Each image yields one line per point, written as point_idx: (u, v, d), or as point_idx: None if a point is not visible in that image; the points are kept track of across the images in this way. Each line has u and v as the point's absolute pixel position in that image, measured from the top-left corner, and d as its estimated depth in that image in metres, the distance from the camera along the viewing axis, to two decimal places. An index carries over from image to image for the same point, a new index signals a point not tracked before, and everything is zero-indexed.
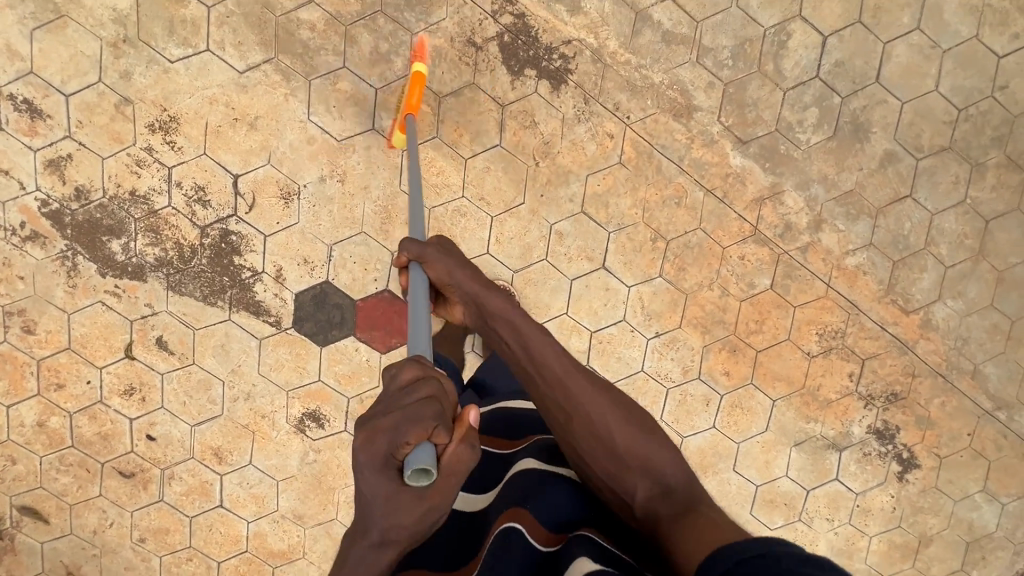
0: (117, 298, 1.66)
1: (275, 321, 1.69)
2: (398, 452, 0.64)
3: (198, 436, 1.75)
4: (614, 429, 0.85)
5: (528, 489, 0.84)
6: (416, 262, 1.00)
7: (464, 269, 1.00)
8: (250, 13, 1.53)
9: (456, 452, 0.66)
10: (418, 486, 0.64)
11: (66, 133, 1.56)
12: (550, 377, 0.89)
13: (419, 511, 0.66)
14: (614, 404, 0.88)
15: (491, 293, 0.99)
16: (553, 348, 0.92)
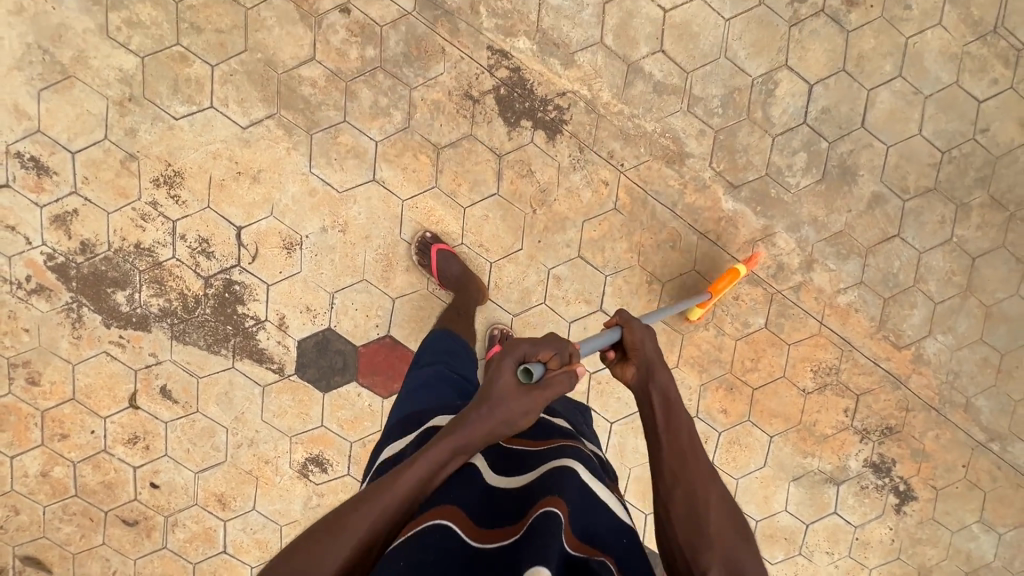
0: (122, 348, 1.68)
1: (278, 368, 1.71)
2: (528, 357, 0.93)
3: (201, 483, 1.76)
4: (714, 516, 0.86)
5: (570, 485, 0.84)
6: (620, 325, 1.08)
7: (656, 344, 1.03)
8: (253, 71, 1.56)
9: (560, 376, 0.93)
10: (524, 385, 0.91)
11: (72, 189, 1.59)
12: (676, 449, 0.92)
13: (521, 409, 0.91)
14: (723, 501, 0.88)
15: (667, 369, 1.00)
16: (688, 426, 0.94)
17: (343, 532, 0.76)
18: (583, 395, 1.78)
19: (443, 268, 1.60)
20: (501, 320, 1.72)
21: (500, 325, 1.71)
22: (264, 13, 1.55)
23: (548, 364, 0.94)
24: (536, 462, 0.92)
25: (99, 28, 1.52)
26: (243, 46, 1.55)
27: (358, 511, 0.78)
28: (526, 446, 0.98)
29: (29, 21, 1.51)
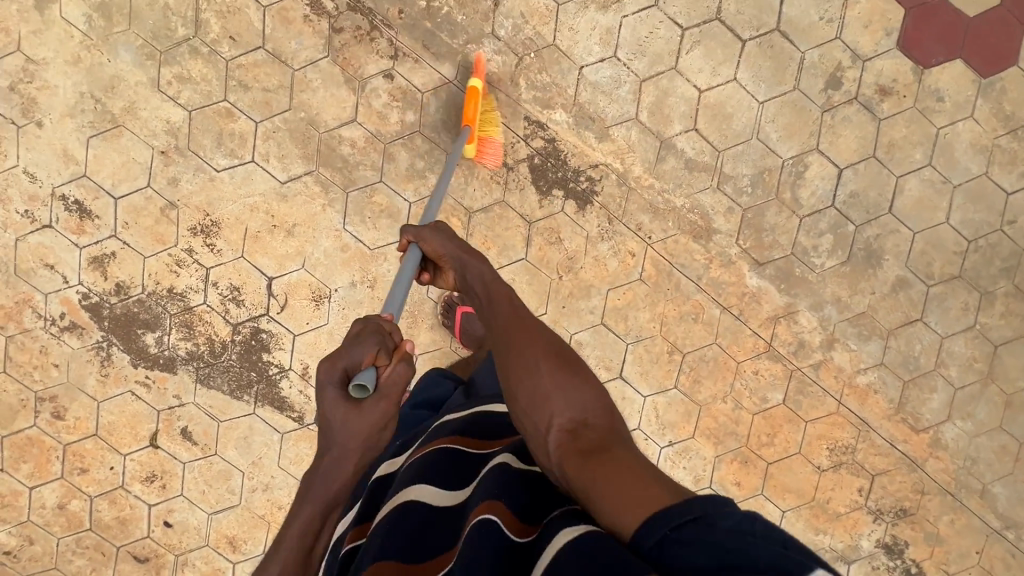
0: (147, 388, 1.71)
1: (298, 416, 1.73)
2: (350, 370, 0.80)
3: (214, 525, 1.77)
4: (548, 370, 0.86)
5: (506, 477, 0.81)
6: (416, 243, 1.11)
7: (454, 241, 1.09)
8: (296, 129, 1.61)
9: (395, 370, 0.81)
10: (362, 401, 0.79)
11: (112, 232, 1.63)
12: (502, 319, 0.96)
13: (371, 426, 0.79)
14: (552, 349, 0.90)
15: (473, 258, 1.06)
16: (508, 300, 0.99)
17: None
18: None
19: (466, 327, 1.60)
20: None
21: None
22: (309, 75, 1.59)
23: (378, 367, 0.81)
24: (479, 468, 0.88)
25: (151, 81, 1.57)
26: (287, 106, 1.60)
27: None
28: (474, 449, 0.94)
29: (84, 72, 1.56)
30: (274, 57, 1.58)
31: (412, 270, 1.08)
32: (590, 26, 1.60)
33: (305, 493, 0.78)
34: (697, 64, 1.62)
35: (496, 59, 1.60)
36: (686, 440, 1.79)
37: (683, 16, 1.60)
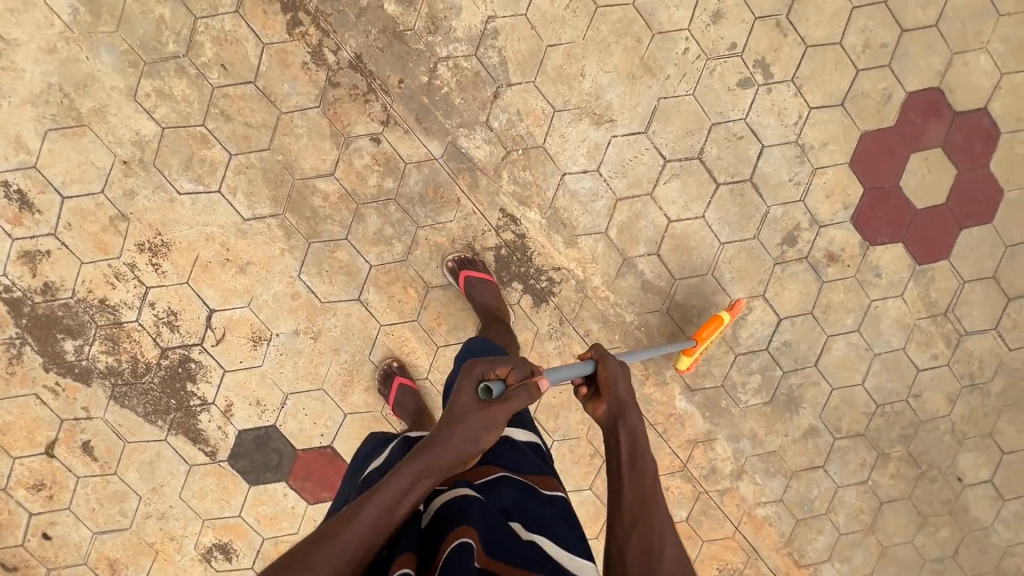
0: (54, 395, 1.63)
1: (210, 451, 1.69)
2: (485, 374, 0.92)
3: (97, 545, 1.70)
4: (667, 568, 0.85)
5: (472, 506, 0.82)
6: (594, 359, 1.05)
7: (629, 382, 1.03)
8: (270, 170, 1.58)
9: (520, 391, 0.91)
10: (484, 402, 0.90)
11: (52, 231, 1.56)
12: (639, 487, 0.93)
13: (479, 423, 0.88)
14: (678, 556, 0.89)
15: (638, 411, 1.00)
16: (654, 486, 0.94)
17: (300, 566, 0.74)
18: None
19: (399, 402, 1.61)
20: None
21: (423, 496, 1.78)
22: (296, 122, 1.57)
23: (506, 380, 0.93)
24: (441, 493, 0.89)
25: (128, 88, 1.52)
26: (266, 145, 1.57)
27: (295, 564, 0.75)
28: None
29: (57, 63, 1.49)
30: (263, 96, 1.55)
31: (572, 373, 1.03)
32: (580, 138, 1.65)
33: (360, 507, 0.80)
34: (672, 195, 1.70)
35: (484, 148, 1.63)
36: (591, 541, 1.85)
37: (667, 148, 1.68)
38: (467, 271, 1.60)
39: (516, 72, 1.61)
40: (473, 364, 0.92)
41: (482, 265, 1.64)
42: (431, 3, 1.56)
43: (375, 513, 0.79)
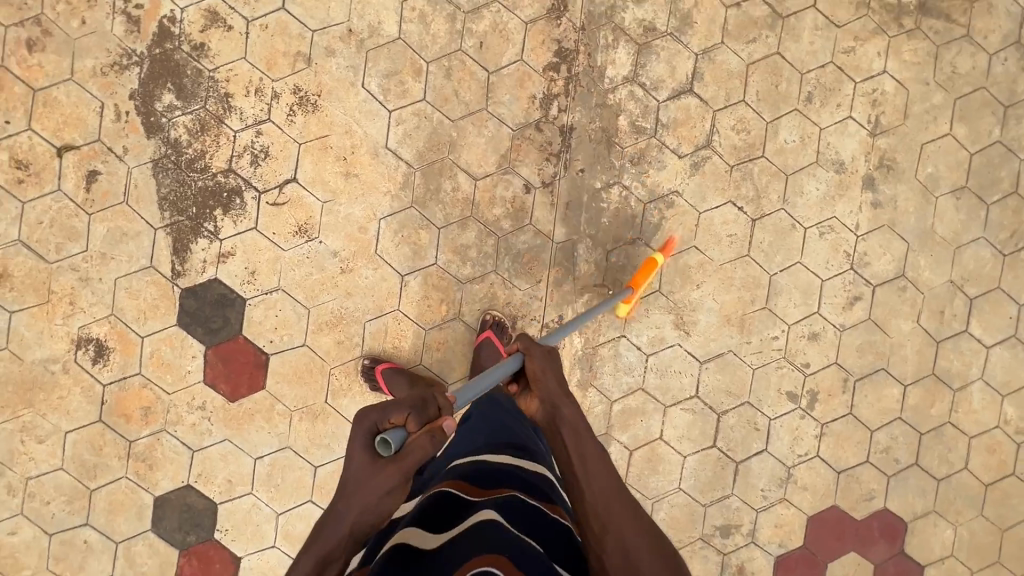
0: (115, 118, 1.62)
1: (177, 271, 1.66)
2: (379, 426, 0.78)
3: (10, 250, 1.62)
4: None
5: (495, 537, 0.80)
6: (519, 351, 1.05)
7: (557, 375, 1.03)
8: (438, 135, 1.68)
9: (422, 440, 0.77)
10: (381, 459, 0.76)
11: (248, 17, 1.62)
12: (594, 481, 0.92)
13: (378, 482, 0.76)
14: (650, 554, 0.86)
15: (569, 403, 0.99)
16: (609, 480, 0.92)
17: None
18: None
19: (390, 387, 1.62)
20: (300, 464, 1.73)
21: (299, 478, 1.73)
22: (487, 125, 1.69)
23: (408, 432, 0.78)
24: (467, 511, 0.88)
25: None
26: (452, 117, 1.68)
27: None
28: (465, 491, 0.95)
29: None
30: (485, 88, 1.68)
31: (512, 368, 1.03)
32: (656, 323, 1.79)
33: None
34: (678, 421, 1.81)
35: (589, 265, 1.75)
36: None
37: (704, 387, 1.81)
38: (490, 332, 1.66)
39: (657, 241, 1.77)
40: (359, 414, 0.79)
41: (506, 337, 1.70)
42: (650, 144, 1.74)
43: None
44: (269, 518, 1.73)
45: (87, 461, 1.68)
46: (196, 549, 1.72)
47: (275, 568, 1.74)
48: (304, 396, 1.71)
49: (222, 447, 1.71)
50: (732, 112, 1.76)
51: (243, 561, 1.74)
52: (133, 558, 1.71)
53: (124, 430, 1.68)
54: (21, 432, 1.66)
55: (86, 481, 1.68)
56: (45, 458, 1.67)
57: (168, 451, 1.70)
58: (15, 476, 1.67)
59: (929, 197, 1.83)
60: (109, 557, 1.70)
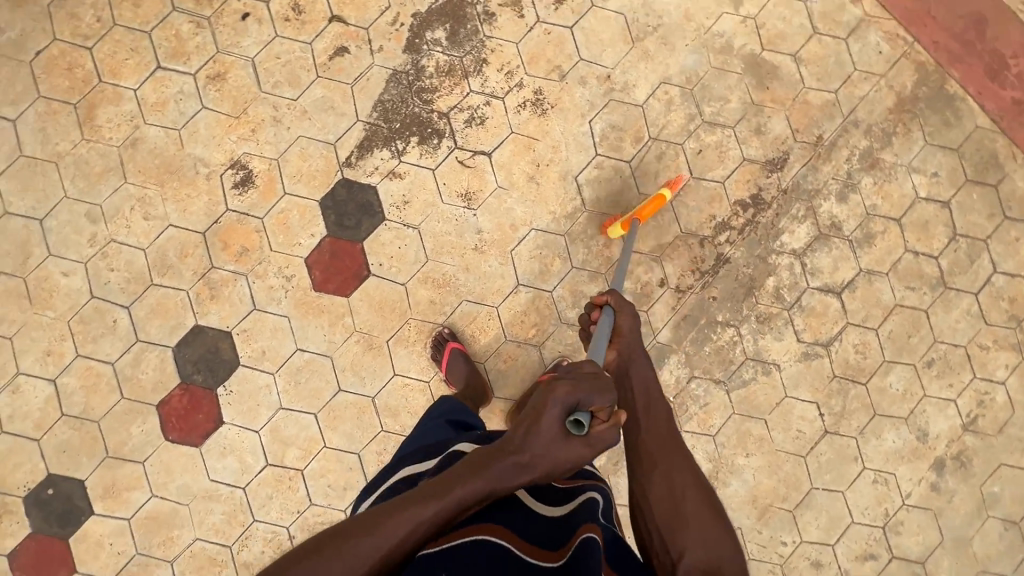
0: (390, 21, 1.77)
1: (349, 162, 1.77)
2: (579, 403, 0.88)
3: (238, 62, 1.75)
4: (692, 504, 0.87)
5: (588, 512, 0.91)
6: (612, 308, 1.21)
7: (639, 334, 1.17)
8: (621, 196, 1.81)
9: (606, 429, 0.89)
10: (573, 435, 0.87)
11: (540, 17, 1.79)
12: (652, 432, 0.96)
13: (567, 453, 0.86)
14: (693, 480, 0.90)
15: (643, 358, 1.11)
16: (663, 418, 1.00)
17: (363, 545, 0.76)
18: (280, 456, 1.74)
19: (450, 368, 1.69)
20: (329, 378, 1.75)
21: (319, 389, 1.75)
22: (664, 213, 1.82)
23: (594, 416, 0.89)
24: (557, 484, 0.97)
25: (668, 76, 1.82)
26: (641, 190, 1.81)
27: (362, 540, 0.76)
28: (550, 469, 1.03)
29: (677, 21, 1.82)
30: (681, 185, 1.82)
31: (605, 331, 1.15)
32: None
33: (389, 512, 0.79)
34: None
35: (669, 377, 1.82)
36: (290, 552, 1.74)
37: None
38: (455, 344, 1.71)
39: (736, 394, 1.83)
40: (559, 386, 0.87)
41: None
42: (779, 314, 1.84)
43: (404, 529, 0.77)
44: (271, 405, 1.74)
45: (167, 259, 1.73)
46: (194, 390, 1.73)
47: (246, 449, 1.74)
48: (373, 325, 1.76)
49: (279, 321, 1.75)
50: (862, 333, 1.85)
51: (224, 426, 1.74)
52: (140, 362, 1.72)
53: (214, 255, 1.73)
54: (135, 202, 1.73)
55: (154, 274, 1.73)
56: (137, 235, 1.73)
57: (234, 294, 1.74)
58: (103, 232, 1.72)
59: (982, 511, 1.86)
60: (122, 347, 1.72)
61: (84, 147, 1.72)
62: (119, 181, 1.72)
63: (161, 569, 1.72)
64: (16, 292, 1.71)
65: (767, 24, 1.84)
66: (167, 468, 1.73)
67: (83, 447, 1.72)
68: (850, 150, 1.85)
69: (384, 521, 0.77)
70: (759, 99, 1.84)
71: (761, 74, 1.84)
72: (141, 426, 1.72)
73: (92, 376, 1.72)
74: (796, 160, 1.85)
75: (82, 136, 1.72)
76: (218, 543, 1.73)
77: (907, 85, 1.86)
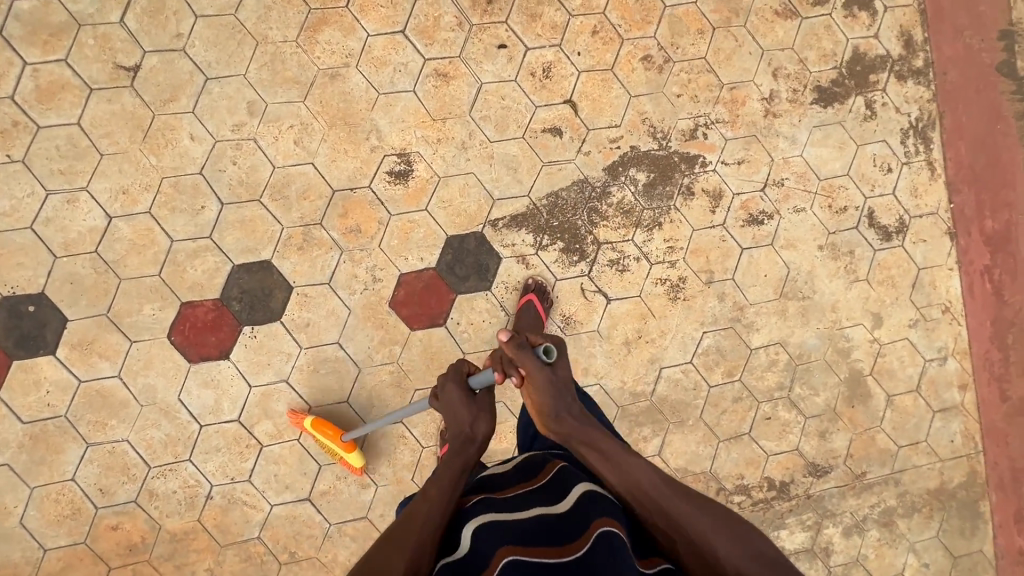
0: (609, 138, 1.81)
1: (494, 223, 1.76)
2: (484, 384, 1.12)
3: (469, 78, 1.75)
4: (601, 441, 1.01)
5: (598, 504, 0.93)
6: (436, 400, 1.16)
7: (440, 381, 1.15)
8: (684, 409, 1.85)
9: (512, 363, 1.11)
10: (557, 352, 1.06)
11: (724, 225, 1.86)
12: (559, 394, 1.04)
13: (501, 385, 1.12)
14: (586, 420, 1.04)
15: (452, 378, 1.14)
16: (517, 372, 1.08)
17: None
18: (252, 421, 1.68)
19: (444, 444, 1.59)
20: (343, 386, 1.71)
21: (328, 391, 1.70)
22: (707, 446, 1.86)
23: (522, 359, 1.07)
24: (566, 488, 0.97)
25: (786, 341, 1.90)
26: (702, 415, 1.86)
27: None
28: (557, 471, 1.02)
29: (823, 304, 1.91)
30: (736, 434, 1.87)
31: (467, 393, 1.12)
32: None
33: (382, 559, 0.86)
34: None
35: None
36: (199, 508, 1.67)
37: None
38: (533, 297, 1.72)
39: None
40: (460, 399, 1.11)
41: None
42: None
43: (402, 557, 0.85)
44: (279, 372, 1.69)
45: (288, 188, 1.68)
46: (224, 313, 1.67)
47: (229, 394, 1.67)
48: (413, 367, 1.73)
49: (340, 308, 1.71)
50: None
51: (226, 361, 1.67)
52: (197, 256, 1.65)
53: (329, 216, 1.70)
54: (298, 124, 1.68)
55: (266, 193, 1.67)
56: (278, 151, 1.68)
57: (319, 259, 1.70)
58: (252, 127, 1.67)
59: None
60: (192, 233, 1.65)
61: (290, 47, 1.68)
62: (298, 97, 1.68)
63: (73, 445, 1.62)
64: (138, 121, 1.63)
65: (887, 356, 1.94)
66: (148, 361, 1.64)
67: (89, 291, 1.62)
68: (878, 500, 1.95)
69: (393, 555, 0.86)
70: (839, 409, 1.93)
71: (855, 391, 1.93)
72: (154, 310, 1.64)
73: (146, 237, 1.64)
74: (833, 478, 1.93)
75: (296, 38, 1.68)
76: (141, 457, 1.64)
77: (952, 480, 1.98)
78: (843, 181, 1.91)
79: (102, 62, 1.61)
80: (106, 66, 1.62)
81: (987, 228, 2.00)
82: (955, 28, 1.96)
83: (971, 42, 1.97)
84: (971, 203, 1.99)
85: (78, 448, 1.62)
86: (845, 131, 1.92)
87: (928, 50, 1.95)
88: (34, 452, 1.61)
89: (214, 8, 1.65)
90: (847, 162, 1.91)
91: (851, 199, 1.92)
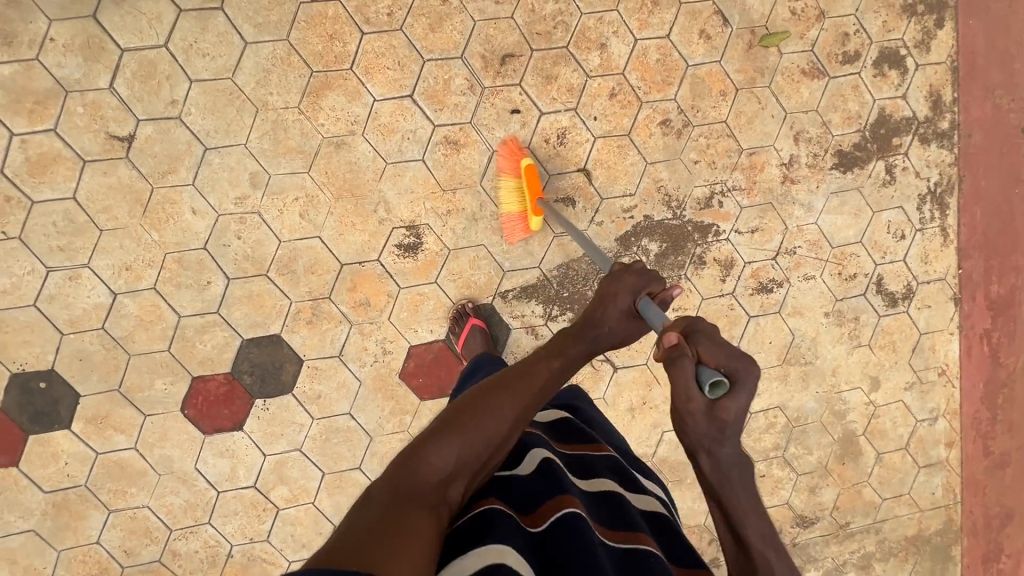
0: (623, 206, 1.76)
1: (503, 295, 1.75)
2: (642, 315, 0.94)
3: (481, 147, 1.68)
4: (746, 514, 0.78)
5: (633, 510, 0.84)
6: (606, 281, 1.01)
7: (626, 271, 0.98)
8: (684, 469, 1.93)
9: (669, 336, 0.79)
10: (719, 396, 0.74)
11: (734, 293, 1.86)
12: (710, 437, 0.76)
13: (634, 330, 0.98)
14: (741, 484, 0.78)
15: (632, 277, 0.97)
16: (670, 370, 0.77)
17: (474, 421, 0.81)
18: (270, 486, 1.74)
19: None
20: (356, 454, 1.76)
21: (341, 458, 1.75)
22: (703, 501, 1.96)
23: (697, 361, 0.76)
24: (596, 472, 0.91)
25: (786, 404, 1.95)
26: None
27: (469, 416, 0.82)
28: (585, 450, 0.97)
29: (825, 369, 1.95)
30: None
31: (643, 304, 0.95)
32: None
33: (488, 397, 0.85)
34: None
35: None
36: (220, 565, 1.75)
37: None
38: None
39: None
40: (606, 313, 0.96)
41: None
42: None
43: (502, 406, 0.84)
44: (292, 442, 1.73)
45: (295, 263, 1.65)
46: (235, 386, 1.68)
47: (244, 462, 1.72)
48: None
49: (350, 380, 1.72)
50: None
51: (240, 432, 1.70)
52: (205, 331, 1.65)
53: (337, 290, 1.68)
54: (305, 196, 1.63)
55: (273, 267, 1.64)
56: (284, 224, 1.63)
57: (329, 333, 1.70)
58: (255, 200, 1.61)
59: None
60: (199, 308, 1.63)
61: (294, 114, 1.59)
62: (305, 167, 1.62)
63: (96, 511, 1.67)
64: (136, 195, 1.57)
65: (880, 417, 2.01)
66: (163, 434, 1.67)
67: (100, 367, 1.62)
68: (858, 546, 2.08)
69: (488, 406, 0.83)
70: (831, 466, 2.01)
71: (847, 450, 2.01)
72: (166, 384, 1.65)
73: (153, 313, 1.62)
74: (819, 527, 2.04)
75: (299, 104, 1.59)
76: (163, 521, 1.71)
77: (929, 527, 2.11)
78: (855, 248, 1.90)
79: (93, 131, 1.53)
80: (98, 135, 1.53)
81: (992, 292, 2.01)
82: (986, 87, 1.88)
83: (1000, 102, 1.90)
84: (979, 268, 1.99)
85: (101, 515, 1.68)
86: (861, 197, 1.88)
87: (956, 110, 1.88)
88: (58, 519, 1.66)
89: (210, 71, 1.55)
90: (861, 229, 1.89)
91: (861, 266, 1.91)
